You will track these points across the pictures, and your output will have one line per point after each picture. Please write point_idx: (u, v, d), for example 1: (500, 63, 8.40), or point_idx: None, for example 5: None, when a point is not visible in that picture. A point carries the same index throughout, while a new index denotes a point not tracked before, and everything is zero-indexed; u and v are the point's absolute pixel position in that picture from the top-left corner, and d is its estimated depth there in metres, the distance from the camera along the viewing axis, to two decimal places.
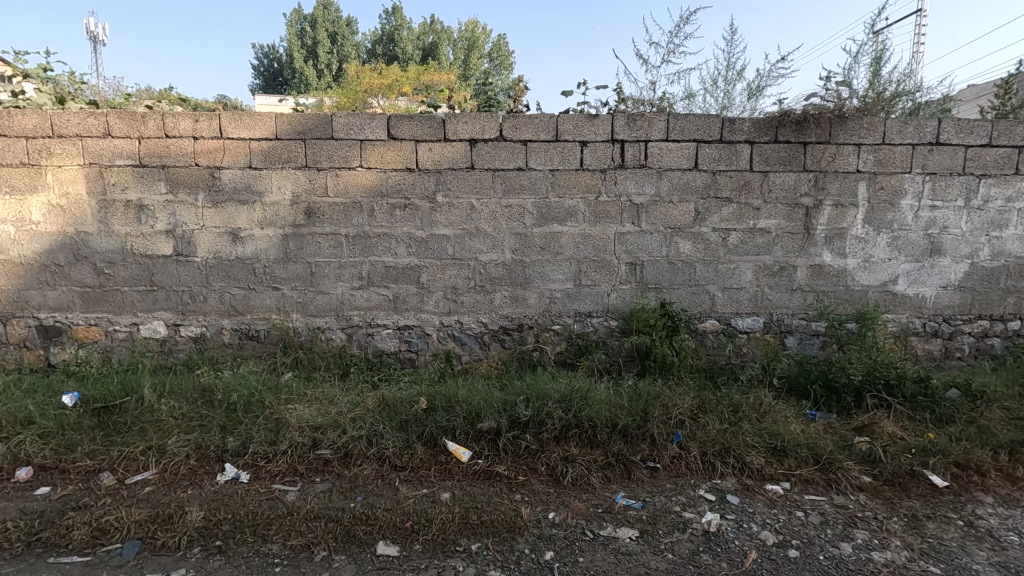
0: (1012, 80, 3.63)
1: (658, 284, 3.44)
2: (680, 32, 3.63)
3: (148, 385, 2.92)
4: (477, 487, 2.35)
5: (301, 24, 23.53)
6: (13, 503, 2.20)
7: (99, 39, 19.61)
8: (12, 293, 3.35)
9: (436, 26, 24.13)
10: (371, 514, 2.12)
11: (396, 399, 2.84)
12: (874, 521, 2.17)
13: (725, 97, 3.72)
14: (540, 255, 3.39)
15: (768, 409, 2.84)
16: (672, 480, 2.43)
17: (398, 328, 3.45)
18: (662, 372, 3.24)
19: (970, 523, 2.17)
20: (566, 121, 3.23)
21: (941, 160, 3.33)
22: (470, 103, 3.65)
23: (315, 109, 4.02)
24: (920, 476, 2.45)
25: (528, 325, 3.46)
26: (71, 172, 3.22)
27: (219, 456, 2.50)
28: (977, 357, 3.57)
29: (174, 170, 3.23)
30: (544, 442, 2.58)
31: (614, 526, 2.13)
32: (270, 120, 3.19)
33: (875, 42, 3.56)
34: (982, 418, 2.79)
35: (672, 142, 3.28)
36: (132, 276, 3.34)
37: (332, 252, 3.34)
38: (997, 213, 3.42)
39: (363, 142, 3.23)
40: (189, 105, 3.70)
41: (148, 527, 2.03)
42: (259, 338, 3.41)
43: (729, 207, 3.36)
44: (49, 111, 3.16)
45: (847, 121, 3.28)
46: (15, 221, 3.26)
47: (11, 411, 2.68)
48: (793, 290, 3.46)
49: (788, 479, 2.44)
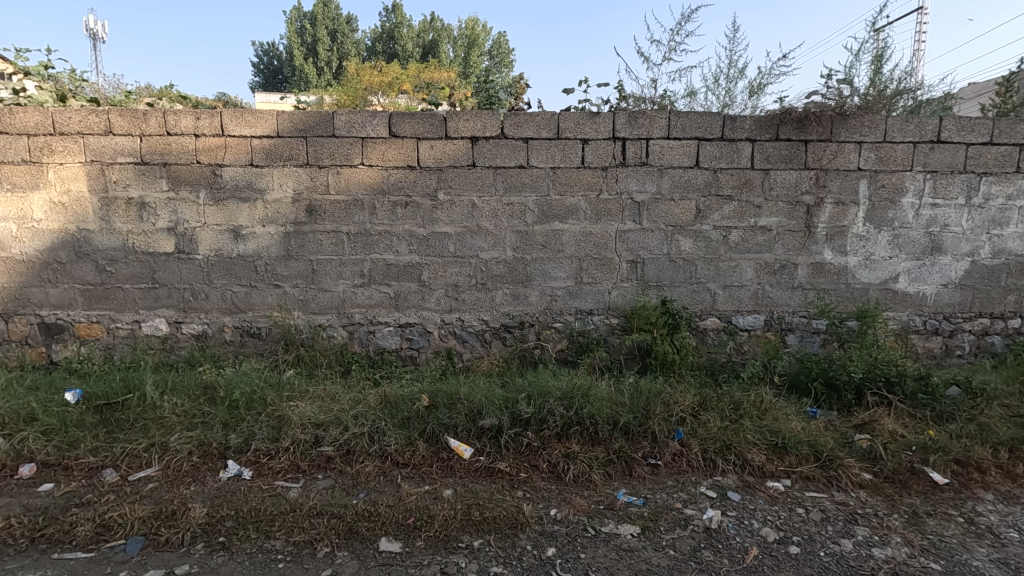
0: (1013, 78, 3.63)
1: (659, 281, 3.45)
2: (681, 29, 3.63)
3: (150, 382, 2.93)
4: (479, 484, 2.35)
5: (301, 23, 23.53)
6: (17, 499, 2.21)
7: (99, 37, 19.62)
8: (14, 290, 3.36)
9: (436, 24, 24.12)
10: (374, 510, 2.13)
11: (397, 396, 2.85)
12: (874, 518, 2.18)
13: (726, 95, 3.72)
14: (541, 253, 3.40)
15: (768, 406, 2.85)
16: (673, 477, 2.43)
17: (400, 326, 3.45)
18: (663, 369, 3.25)
19: (970, 519, 2.18)
20: (567, 119, 3.23)
21: (941, 159, 3.33)
22: (470, 101, 3.65)
23: (316, 107, 4.02)
24: (920, 473, 2.46)
25: (529, 323, 3.47)
26: (72, 170, 3.22)
27: (221, 453, 2.51)
28: (977, 355, 3.58)
29: (176, 168, 3.23)
30: (545, 439, 2.59)
31: (616, 522, 2.14)
32: (271, 118, 3.19)
33: (876, 40, 3.56)
34: (982, 416, 2.80)
35: (673, 140, 3.28)
36: (134, 274, 3.35)
37: (333, 250, 3.35)
38: (997, 211, 3.42)
39: (364, 140, 3.23)
40: (190, 103, 3.70)
41: (151, 523, 2.04)
42: (260, 335, 3.42)
43: (730, 204, 3.36)
44: (50, 108, 3.16)
45: (848, 119, 3.28)
46: (16, 219, 3.27)
47: (13, 408, 2.69)
48: (793, 288, 3.47)
49: (789, 476, 2.45)
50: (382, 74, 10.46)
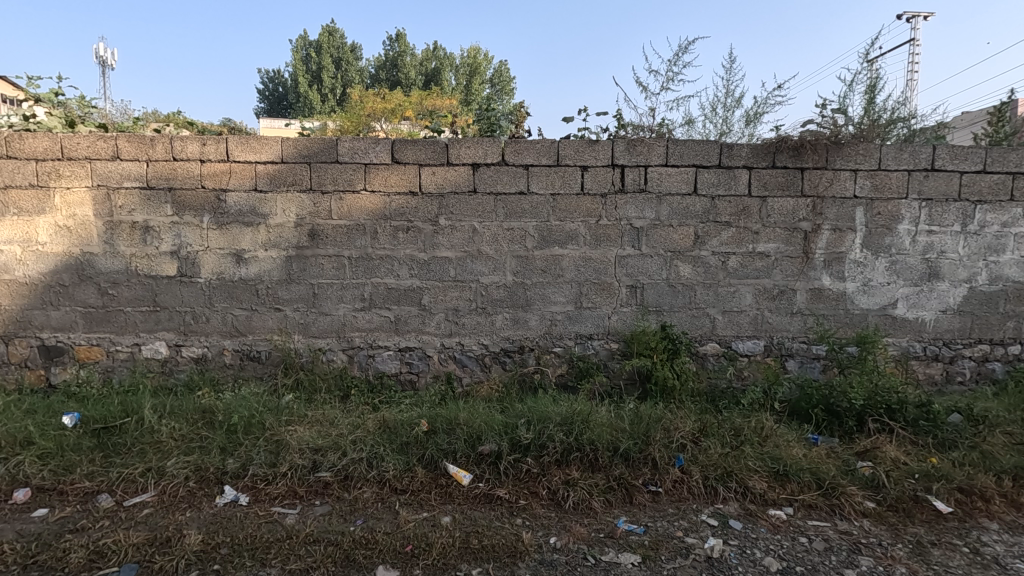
0: (1005, 108, 3.71)
1: (659, 306, 3.46)
2: (678, 60, 3.72)
3: (149, 406, 2.92)
4: (478, 511, 2.33)
5: (307, 50, 24.16)
6: (10, 525, 2.19)
7: (110, 64, 20.08)
8: (15, 313, 3.37)
9: (439, 52, 24.68)
10: (371, 538, 2.11)
11: (396, 421, 2.84)
12: (878, 548, 2.15)
13: (724, 123, 3.80)
14: (541, 278, 3.42)
15: (769, 432, 2.83)
16: (674, 505, 2.41)
17: (399, 350, 3.45)
18: (663, 395, 3.24)
19: (976, 550, 2.15)
20: (567, 146, 3.28)
21: (937, 186, 3.38)
22: (472, 128, 3.71)
23: (320, 132, 4.08)
24: (924, 502, 2.43)
25: (529, 348, 3.47)
26: (79, 194, 3.27)
27: (219, 478, 2.49)
28: (978, 382, 3.57)
29: (181, 193, 3.27)
30: (545, 466, 2.56)
31: (617, 551, 2.11)
32: (276, 145, 3.24)
33: (869, 71, 3.65)
34: (984, 443, 2.78)
35: (671, 167, 3.33)
36: (135, 297, 3.36)
37: (335, 273, 3.37)
38: (994, 238, 3.45)
39: (367, 166, 3.28)
40: (197, 128, 3.77)
41: (146, 551, 2.02)
42: (260, 359, 3.42)
43: (729, 230, 3.40)
44: (60, 134, 3.23)
45: (843, 147, 3.34)
46: (22, 242, 3.30)
47: (10, 431, 2.68)
48: (793, 314, 3.48)
49: (791, 504, 2.42)
50: (385, 102, 10.63)
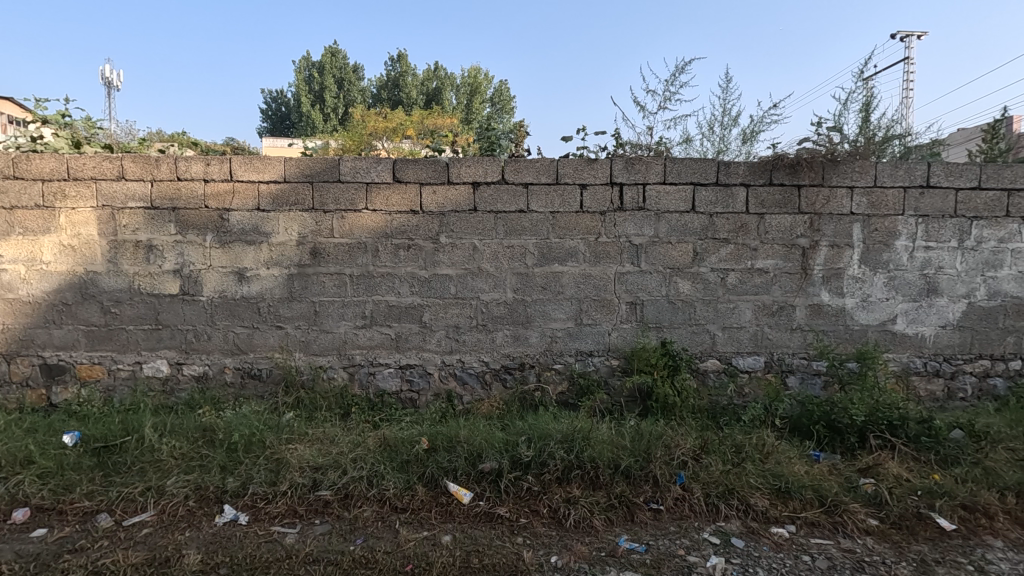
0: (999, 125, 3.76)
1: (659, 323, 3.48)
2: (676, 80, 3.80)
3: (149, 424, 2.92)
4: (478, 529, 2.32)
5: (310, 70, 24.52)
6: (9, 545, 2.18)
7: (115, 84, 20.34)
8: (19, 332, 3.39)
9: (441, 72, 25.12)
10: (371, 557, 2.10)
11: (396, 438, 2.83)
12: (881, 566, 2.14)
13: (721, 141, 3.87)
14: (540, 294, 3.44)
15: (770, 449, 2.82)
16: (676, 523, 2.39)
17: (400, 367, 3.46)
18: (664, 412, 3.23)
19: (980, 568, 2.13)
20: (566, 165, 3.33)
21: (932, 203, 3.41)
22: (472, 147, 3.75)
23: (324, 152, 4.14)
24: (927, 519, 2.42)
25: (529, 364, 3.47)
26: (84, 214, 3.31)
27: (218, 497, 2.48)
28: (980, 398, 3.56)
29: (184, 213, 3.31)
30: (546, 484, 2.55)
31: (618, 570, 2.09)
32: (279, 164, 3.28)
33: (864, 89, 3.71)
34: (987, 459, 2.77)
35: (669, 186, 3.37)
36: (137, 315, 3.38)
37: (336, 291, 3.39)
38: (991, 254, 3.47)
39: (369, 185, 3.32)
40: (201, 148, 3.82)
41: (145, 571, 2.01)
42: (260, 376, 3.42)
43: (727, 247, 3.43)
44: (66, 155, 3.27)
45: (839, 164, 3.38)
46: (26, 261, 3.33)
47: (11, 450, 2.68)
48: (792, 330, 3.49)
49: (793, 521, 2.41)
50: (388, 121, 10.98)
